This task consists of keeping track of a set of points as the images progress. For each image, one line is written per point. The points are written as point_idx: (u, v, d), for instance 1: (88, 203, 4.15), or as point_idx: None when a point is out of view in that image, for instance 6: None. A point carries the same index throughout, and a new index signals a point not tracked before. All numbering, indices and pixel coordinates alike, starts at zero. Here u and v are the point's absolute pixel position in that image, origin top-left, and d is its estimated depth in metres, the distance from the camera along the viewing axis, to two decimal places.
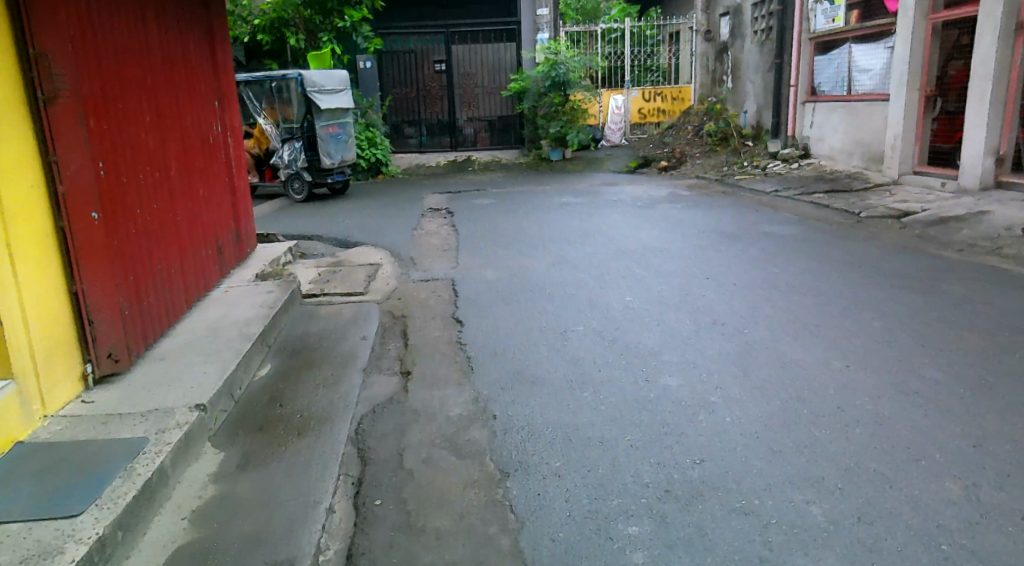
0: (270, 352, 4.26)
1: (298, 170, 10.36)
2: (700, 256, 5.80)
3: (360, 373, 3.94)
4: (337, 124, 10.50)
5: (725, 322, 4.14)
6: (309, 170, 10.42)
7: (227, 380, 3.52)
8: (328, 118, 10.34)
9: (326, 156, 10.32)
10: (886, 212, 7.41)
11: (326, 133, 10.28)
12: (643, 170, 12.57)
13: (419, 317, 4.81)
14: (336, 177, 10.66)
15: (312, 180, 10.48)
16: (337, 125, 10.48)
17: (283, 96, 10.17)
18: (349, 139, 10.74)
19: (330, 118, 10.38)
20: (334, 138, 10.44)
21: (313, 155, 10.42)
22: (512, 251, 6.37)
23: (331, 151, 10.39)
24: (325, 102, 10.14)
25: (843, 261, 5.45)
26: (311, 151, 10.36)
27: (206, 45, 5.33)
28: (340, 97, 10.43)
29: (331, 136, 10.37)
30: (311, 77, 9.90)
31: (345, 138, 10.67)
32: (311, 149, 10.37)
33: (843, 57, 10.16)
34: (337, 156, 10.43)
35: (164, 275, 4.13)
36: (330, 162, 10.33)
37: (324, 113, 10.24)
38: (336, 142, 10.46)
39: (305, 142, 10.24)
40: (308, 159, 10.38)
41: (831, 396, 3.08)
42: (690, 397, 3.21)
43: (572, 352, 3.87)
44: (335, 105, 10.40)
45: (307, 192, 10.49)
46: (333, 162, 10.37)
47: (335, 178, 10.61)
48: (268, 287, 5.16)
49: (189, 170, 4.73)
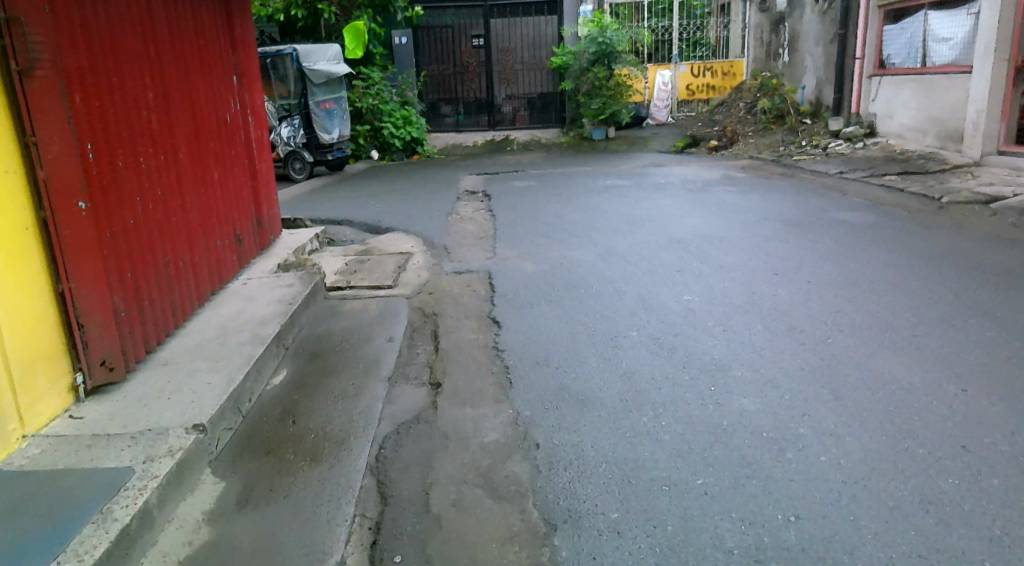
0: (287, 356, 3.84)
1: (298, 148, 10.25)
2: (764, 247, 5.20)
3: (384, 384, 3.49)
4: (331, 99, 10.50)
5: (805, 329, 3.57)
6: (308, 147, 10.36)
7: (234, 392, 3.09)
8: (323, 92, 10.37)
9: (322, 132, 10.35)
10: (971, 196, 6.66)
11: (322, 109, 10.33)
12: (692, 150, 11.88)
13: (451, 315, 4.35)
14: (335, 154, 10.73)
15: (312, 159, 10.44)
16: (332, 101, 10.51)
17: (278, 73, 10.12)
18: (344, 114, 10.78)
19: (326, 93, 10.45)
20: (330, 113, 10.49)
21: (309, 132, 10.37)
22: (555, 241, 5.85)
23: (326, 127, 10.43)
24: (318, 76, 10.20)
25: (933, 254, 4.80)
26: (309, 128, 10.33)
27: (222, 15, 4.89)
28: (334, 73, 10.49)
29: (327, 112, 10.41)
30: (305, 53, 10.01)
31: (340, 113, 10.68)
32: (308, 125, 10.32)
33: (916, 26, 9.31)
34: (332, 131, 10.47)
35: (171, 269, 3.74)
36: (328, 138, 10.40)
37: (320, 87, 10.29)
38: (332, 118, 10.51)
39: (302, 118, 10.21)
40: (306, 135, 10.29)
41: (952, 434, 2.51)
42: (773, 426, 2.67)
43: (625, 364, 3.35)
44: (327, 81, 10.45)
45: (307, 171, 10.39)
46: (329, 138, 10.41)
47: (334, 154, 10.66)
48: (289, 281, 4.74)
49: (203, 154, 4.33)
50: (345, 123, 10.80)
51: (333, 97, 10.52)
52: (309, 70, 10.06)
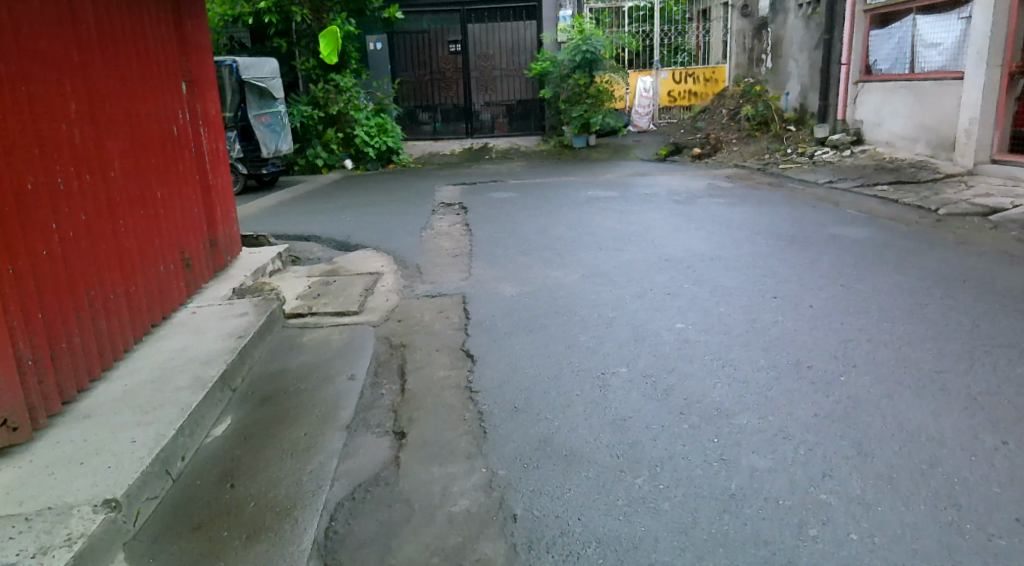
0: (234, 400, 3.39)
1: (233, 162, 9.81)
2: (760, 266, 4.87)
3: (342, 434, 3.06)
4: (270, 112, 10.09)
5: (814, 364, 3.21)
6: (244, 161, 9.93)
7: (162, 452, 2.64)
8: (261, 106, 9.94)
9: (263, 146, 9.93)
10: (970, 207, 6.39)
11: (261, 122, 9.90)
12: (675, 158, 11.58)
13: (422, 348, 3.94)
14: (269, 168, 10.29)
15: (246, 172, 10.00)
16: (271, 114, 10.09)
17: None
18: (284, 127, 10.36)
19: (264, 106, 9.99)
20: (268, 128, 10.04)
21: (246, 146, 9.94)
22: (537, 259, 5.47)
23: (267, 142, 10.02)
24: (255, 90, 9.77)
25: (940, 274, 4.49)
26: (246, 141, 9.90)
27: (169, 15, 4.43)
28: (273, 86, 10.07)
29: (266, 126, 10.00)
30: (245, 65, 9.55)
31: (280, 126, 10.25)
32: (245, 139, 9.90)
33: (904, 31, 9.10)
34: (274, 146, 10.07)
35: (98, 305, 3.27)
36: (267, 152, 9.97)
37: (258, 101, 9.86)
38: (272, 132, 10.09)
39: (239, 131, 9.78)
40: (243, 149, 9.89)
41: (1001, 503, 2.15)
42: (790, 491, 2.29)
43: (616, 409, 2.96)
44: (266, 94, 10.00)
45: (239, 185, 10.03)
46: (269, 153, 10.01)
47: (271, 169, 10.26)
48: (242, 310, 4.29)
49: (142, 169, 3.87)
50: (285, 138, 10.38)
51: (273, 111, 10.09)
52: (249, 83, 9.71)
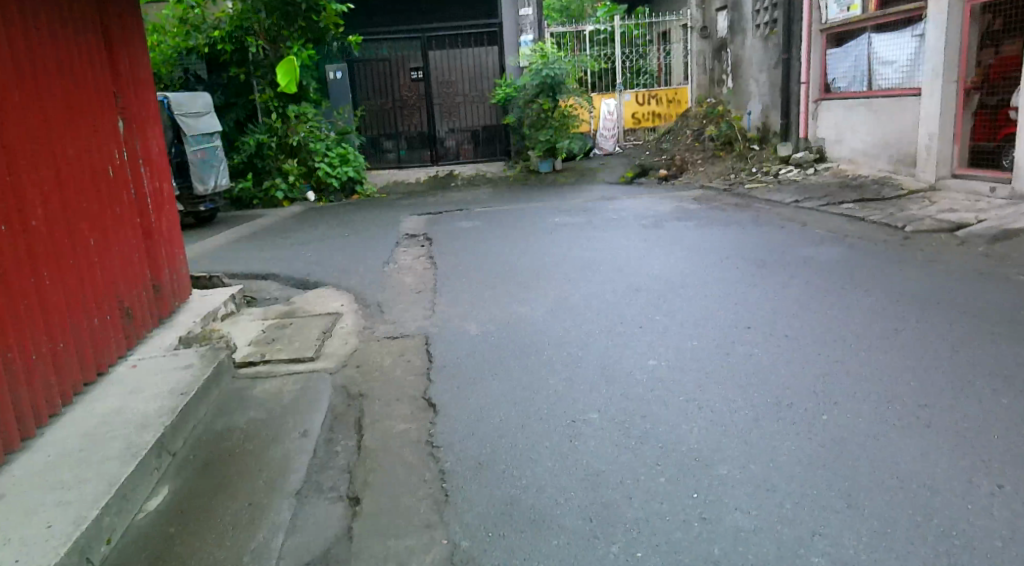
0: (173, 466, 3.11)
1: None
2: (732, 294, 4.72)
3: (291, 502, 2.80)
4: (205, 147, 9.87)
5: (794, 402, 3.04)
6: (180, 198, 9.69)
7: (82, 538, 2.37)
8: (196, 141, 9.70)
9: (199, 182, 9.72)
10: (936, 223, 6.36)
11: (197, 158, 9.67)
12: (641, 180, 11.52)
13: (381, 397, 3.70)
14: (206, 204, 10.06)
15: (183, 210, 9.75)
16: (207, 149, 9.90)
17: None
18: (219, 162, 10.21)
19: (199, 141, 9.77)
20: (204, 163, 9.83)
21: (182, 182, 9.70)
22: (502, 293, 5.28)
23: (203, 177, 9.82)
24: (190, 124, 9.56)
25: (913, 296, 4.39)
26: (182, 178, 9.66)
27: (102, 50, 4.19)
28: (205, 120, 9.91)
29: (202, 161, 9.80)
30: (177, 100, 9.35)
31: (214, 161, 10.06)
32: (181, 176, 9.65)
33: (860, 49, 9.16)
34: (211, 181, 9.90)
35: (17, 367, 3.00)
36: (204, 188, 9.75)
37: (195, 135, 9.63)
38: (207, 167, 9.90)
39: (174, 168, 9.53)
40: (179, 186, 9.64)
41: (1003, 560, 1.98)
42: (777, 554, 2.10)
43: (587, 463, 2.75)
44: (200, 129, 9.80)
45: None
46: (207, 189, 9.83)
47: (209, 205, 10.04)
48: (187, 362, 4.00)
49: (72, 216, 3.60)
50: (221, 172, 10.23)
51: (209, 146, 9.90)
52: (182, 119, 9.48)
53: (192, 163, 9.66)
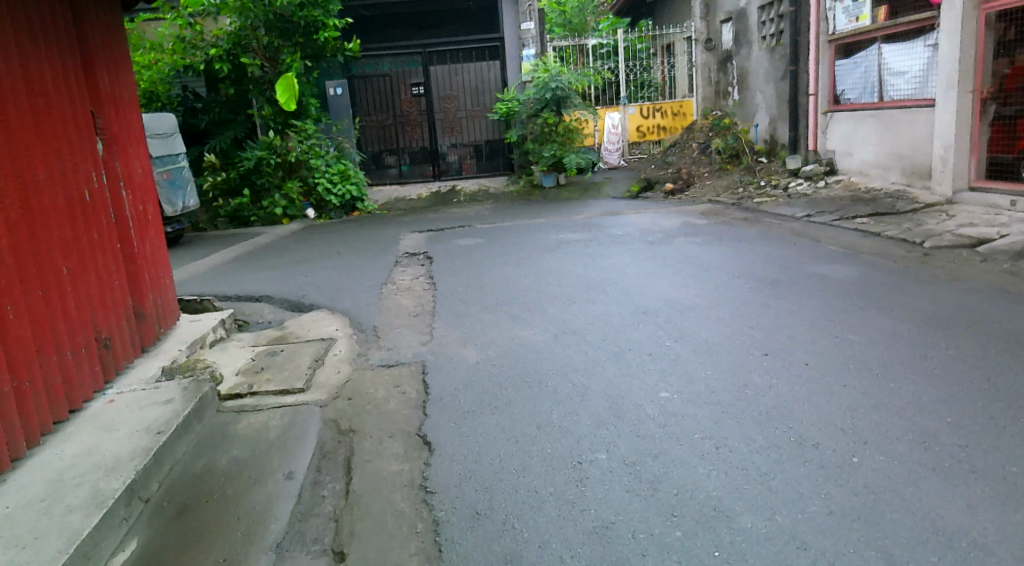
0: (144, 514, 2.88)
1: None
2: (745, 316, 4.48)
3: (268, 556, 2.55)
4: (172, 169, 9.85)
5: (821, 442, 2.78)
6: None
7: None
8: (163, 162, 9.69)
9: (168, 204, 9.70)
10: (956, 239, 6.10)
11: (164, 180, 9.66)
12: (647, 195, 11.31)
13: (373, 432, 3.45)
14: (175, 226, 9.99)
15: None
16: (173, 170, 9.87)
17: None
18: (186, 182, 10.19)
19: (166, 162, 9.75)
20: (171, 185, 9.82)
21: None
22: (503, 316, 5.04)
23: (172, 199, 9.81)
24: (155, 145, 9.54)
25: (939, 318, 4.14)
26: None
27: (79, 69, 4.02)
28: (171, 140, 9.89)
29: (170, 182, 9.78)
30: None
31: (183, 182, 10.04)
32: None
33: (870, 60, 8.96)
34: (180, 202, 9.88)
35: None
36: (173, 209, 9.73)
37: (161, 157, 9.62)
38: (175, 188, 9.88)
39: None
40: None
41: None
42: None
43: (594, 512, 2.50)
44: (166, 151, 9.78)
45: None
46: (176, 210, 9.81)
47: (178, 226, 9.99)
48: (167, 396, 3.78)
49: (41, 244, 3.41)
50: (189, 192, 10.20)
51: (175, 167, 9.87)
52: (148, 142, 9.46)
53: (158, 184, 9.63)
